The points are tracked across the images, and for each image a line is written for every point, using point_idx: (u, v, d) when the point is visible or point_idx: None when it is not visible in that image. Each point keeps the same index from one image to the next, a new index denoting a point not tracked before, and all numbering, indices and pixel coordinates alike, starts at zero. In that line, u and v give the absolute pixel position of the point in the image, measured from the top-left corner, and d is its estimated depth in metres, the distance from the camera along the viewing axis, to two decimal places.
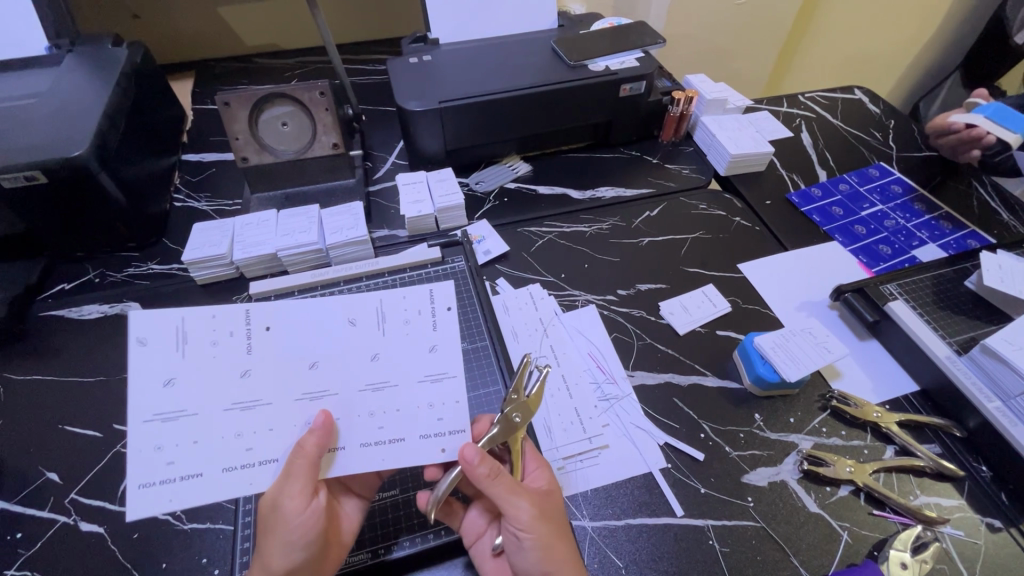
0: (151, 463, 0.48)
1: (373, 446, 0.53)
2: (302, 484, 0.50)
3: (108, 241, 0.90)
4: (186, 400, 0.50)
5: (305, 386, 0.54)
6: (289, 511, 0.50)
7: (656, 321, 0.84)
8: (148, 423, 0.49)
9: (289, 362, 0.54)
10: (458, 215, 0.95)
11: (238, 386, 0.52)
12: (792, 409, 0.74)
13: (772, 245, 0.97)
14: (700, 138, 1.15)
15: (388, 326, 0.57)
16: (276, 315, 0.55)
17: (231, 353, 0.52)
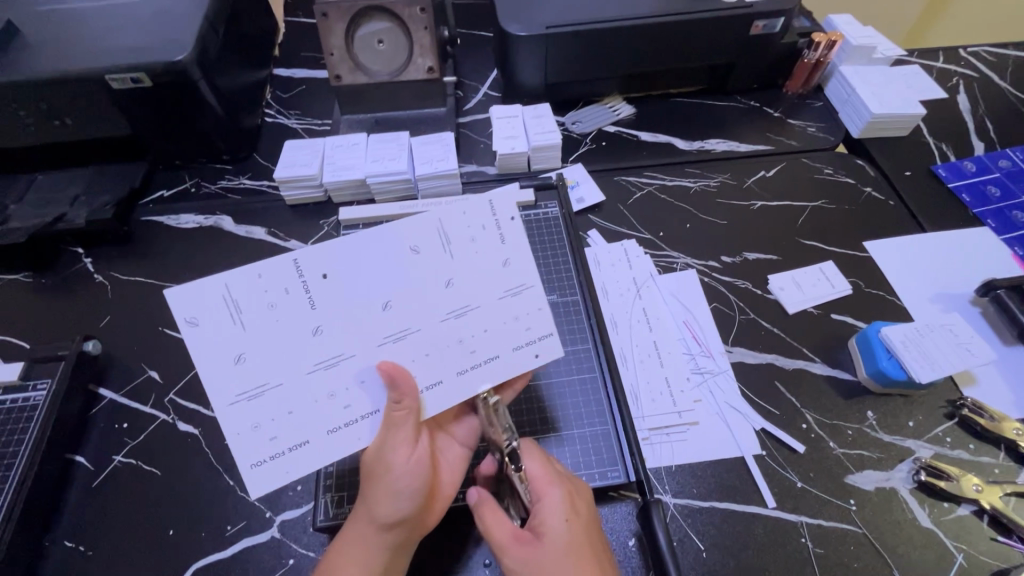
0: (254, 441, 0.47)
1: (469, 373, 0.52)
2: (407, 432, 0.48)
3: (205, 152, 0.91)
4: (264, 372, 0.47)
5: (384, 329, 0.49)
6: (394, 460, 0.49)
7: (763, 296, 0.76)
8: (236, 405, 0.47)
9: (360, 308, 0.49)
10: (552, 155, 0.87)
11: (314, 343, 0.48)
12: (912, 412, 0.66)
13: (908, 223, 0.84)
14: (833, 92, 0.99)
15: (455, 248, 0.51)
16: (328, 259, 0.48)
17: (295, 313, 0.47)
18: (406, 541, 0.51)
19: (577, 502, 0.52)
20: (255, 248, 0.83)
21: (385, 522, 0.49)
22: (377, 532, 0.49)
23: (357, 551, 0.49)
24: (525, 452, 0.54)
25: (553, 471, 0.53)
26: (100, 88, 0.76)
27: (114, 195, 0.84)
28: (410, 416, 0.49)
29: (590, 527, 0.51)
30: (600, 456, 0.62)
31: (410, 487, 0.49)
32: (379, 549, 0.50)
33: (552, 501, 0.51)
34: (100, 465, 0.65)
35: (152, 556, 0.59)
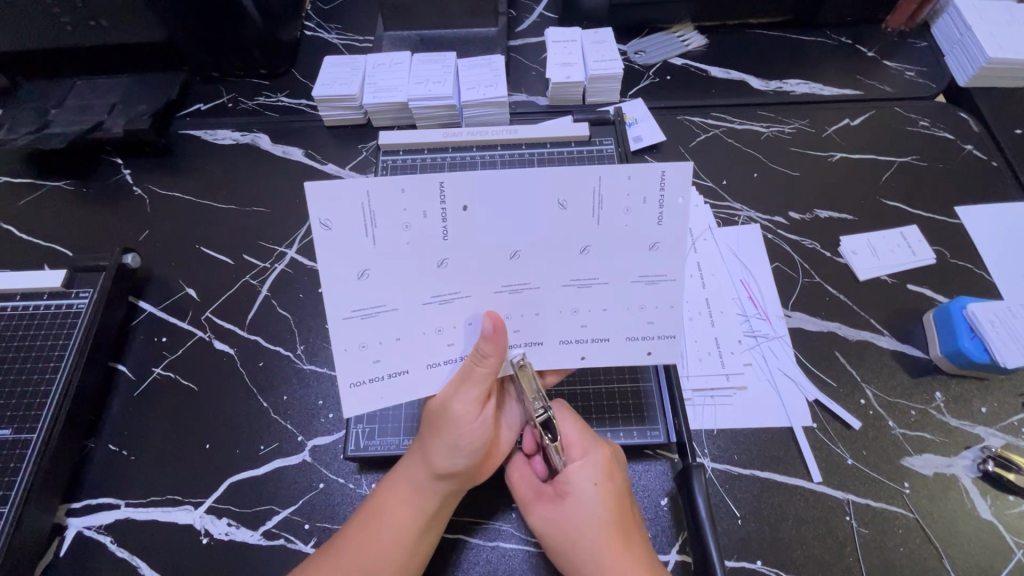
0: (357, 359, 0.44)
1: (574, 344, 0.48)
2: (478, 390, 0.47)
3: (243, 64, 0.86)
4: (381, 292, 0.44)
5: (505, 280, 0.45)
6: (461, 415, 0.47)
7: (832, 260, 0.69)
8: (348, 319, 0.44)
9: (487, 251, 0.44)
10: (611, 88, 0.80)
11: (436, 277, 0.44)
12: (986, 398, 0.60)
13: (1010, 188, 0.74)
14: (943, 31, 0.86)
15: (605, 215, 0.44)
16: (473, 190, 0.42)
17: (425, 240, 0.43)
18: (458, 491, 0.51)
19: (613, 469, 0.49)
20: (291, 169, 0.80)
21: (442, 471, 0.49)
22: (433, 479, 0.49)
23: (410, 495, 0.49)
24: (559, 415, 0.53)
25: (589, 436, 0.51)
26: None
27: (151, 105, 0.81)
28: (486, 376, 0.46)
29: (623, 496, 0.49)
30: (640, 413, 0.59)
31: (472, 441, 0.48)
32: (432, 497, 0.49)
33: (583, 466, 0.49)
34: (141, 376, 0.66)
35: (189, 466, 0.60)
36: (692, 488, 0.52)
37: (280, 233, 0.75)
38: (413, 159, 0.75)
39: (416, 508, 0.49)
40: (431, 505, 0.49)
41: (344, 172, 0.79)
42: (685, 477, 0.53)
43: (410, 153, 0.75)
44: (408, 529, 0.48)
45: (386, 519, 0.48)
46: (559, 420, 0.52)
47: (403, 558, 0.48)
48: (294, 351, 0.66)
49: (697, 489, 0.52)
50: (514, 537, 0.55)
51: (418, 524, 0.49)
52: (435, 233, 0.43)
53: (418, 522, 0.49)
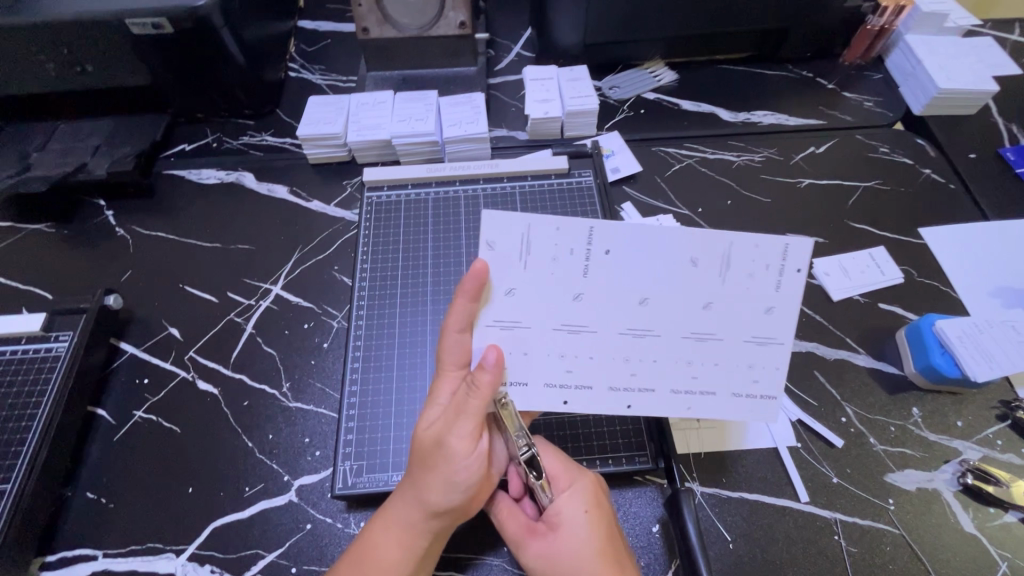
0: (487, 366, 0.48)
1: (683, 394, 0.49)
2: (473, 424, 0.46)
3: (227, 104, 0.88)
4: (521, 312, 0.48)
5: (630, 320, 0.48)
6: (456, 452, 0.46)
7: (806, 281, 0.72)
8: (490, 330, 0.48)
9: (619, 292, 0.48)
10: (589, 122, 0.83)
11: (566, 307, 0.48)
12: (961, 412, 0.62)
13: (969, 209, 0.78)
14: (897, 64, 0.91)
15: (729, 275, 0.47)
16: (618, 234, 0.47)
17: (564, 273, 0.47)
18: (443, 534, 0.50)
19: (596, 495, 0.50)
20: (276, 207, 0.81)
21: (436, 517, 0.48)
22: (425, 524, 0.48)
23: (401, 538, 0.48)
24: (542, 449, 0.52)
25: (573, 466, 0.52)
26: (121, 33, 0.74)
27: (135, 146, 0.82)
28: (479, 407, 0.46)
29: (612, 526, 0.49)
30: (627, 440, 0.59)
31: (468, 481, 0.47)
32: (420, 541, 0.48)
33: (571, 496, 0.49)
34: (121, 419, 0.64)
35: (171, 511, 0.59)
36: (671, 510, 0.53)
37: (265, 270, 0.75)
38: (397, 195, 0.77)
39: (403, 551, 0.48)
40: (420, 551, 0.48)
41: (329, 208, 0.80)
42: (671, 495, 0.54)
43: (395, 189, 0.78)
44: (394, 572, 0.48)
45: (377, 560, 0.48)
46: (543, 453, 0.52)
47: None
48: (280, 389, 0.66)
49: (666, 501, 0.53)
50: (506, 572, 0.54)
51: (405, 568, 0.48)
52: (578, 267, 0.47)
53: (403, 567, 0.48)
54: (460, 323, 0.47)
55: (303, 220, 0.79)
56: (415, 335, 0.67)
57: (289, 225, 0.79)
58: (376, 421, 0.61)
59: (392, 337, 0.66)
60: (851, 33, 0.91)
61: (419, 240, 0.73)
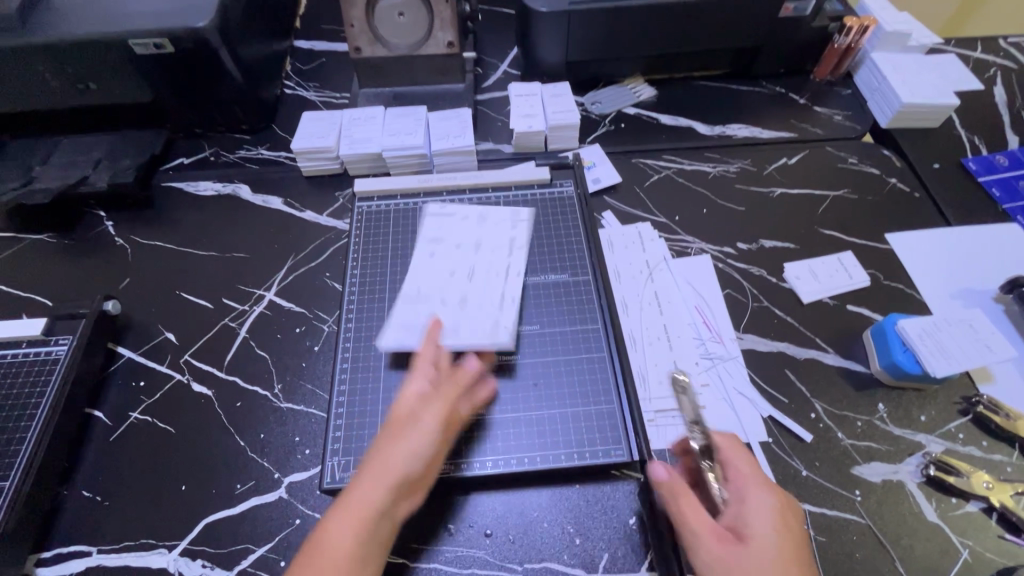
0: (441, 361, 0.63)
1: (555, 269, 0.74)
2: (443, 407, 0.56)
3: (224, 120, 0.92)
4: (421, 326, 0.66)
5: (493, 289, 0.69)
6: (425, 423, 0.54)
7: (777, 285, 0.75)
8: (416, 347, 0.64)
9: (424, 290, 0.69)
10: (571, 136, 0.87)
11: (435, 299, 0.68)
12: (925, 407, 0.65)
13: (933, 215, 0.82)
14: (864, 80, 0.96)
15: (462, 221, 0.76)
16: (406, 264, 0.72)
17: (420, 296, 0.68)
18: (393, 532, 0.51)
19: (786, 515, 0.50)
20: (270, 217, 0.84)
21: (397, 497, 0.51)
22: (384, 507, 0.50)
23: (360, 522, 0.49)
24: (728, 450, 0.54)
25: (760, 476, 0.52)
26: (124, 53, 0.78)
27: (135, 160, 0.85)
28: (451, 395, 0.57)
29: (796, 538, 0.49)
30: (604, 434, 0.61)
31: (428, 453, 0.53)
32: (375, 528, 0.49)
33: (761, 507, 0.50)
34: (117, 420, 0.66)
35: (165, 508, 0.61)
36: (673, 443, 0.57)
37: (259, 277, 0.78)
38: (387, 205, 0.81)
39: (358, 536, 0.48)
40: (373, 539, 0.49)
41: (321, 218, 0.84)
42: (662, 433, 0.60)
43: (384, 200, 0.81)
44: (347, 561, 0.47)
45: (333, 546, 0.47)
46: (732, 458, 0.53)
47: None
48: (272, 390, 0.68)
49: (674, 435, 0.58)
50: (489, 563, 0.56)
51: (357, 555, 0.48)
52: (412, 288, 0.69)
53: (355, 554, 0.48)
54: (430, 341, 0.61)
55: (297, 229, 0.83)
56: None
57: (282, 234, 0.82)
58: (364, 419, 0.64)
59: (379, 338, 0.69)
60: (820, 51, 0.96)
61: (406, 246, 0.77)
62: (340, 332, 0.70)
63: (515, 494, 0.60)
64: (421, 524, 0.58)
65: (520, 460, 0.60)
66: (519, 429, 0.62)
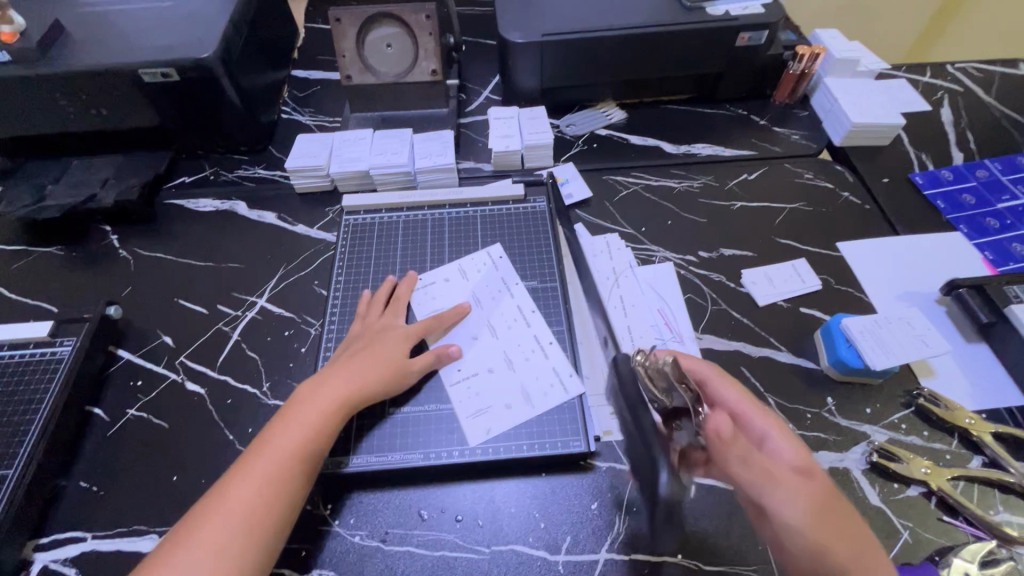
0: (510, 420, 0.67)
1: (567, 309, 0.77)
2: (325, 382, 0.63)
3: (224, 142, 0.99)
4: (484, 395, 0.68)
5: (535, 341, 0.73)
6: (306, 396, 0.62)
7: (736, 289, 0.80)
8: (480, 414, 0.67)
9: (476, 355, 0.72)
10: (545, 155, 0.93)
11: (481, 362, 0.71)
12: (871, 400, 0.70)
13: (883, 225, 0.87)
14: (819, 103, 1.03)
15: (473, 275, 0.80)
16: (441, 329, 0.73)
17: (473, 365, 0.71)
18: (277, 491, 0.56)
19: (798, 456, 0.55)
20: (264, 230, 0.90)
21: (273, 457, 0.57)
22: (278, 469, 0.56)
23: (253, 482, 0.55)
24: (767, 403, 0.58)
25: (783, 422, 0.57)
26: (134, 81, 0.85)
27: (140, 179, 0.92)
28: (339, 371, 0.64)
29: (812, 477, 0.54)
30: (566, 426, 0.66)
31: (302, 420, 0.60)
32: (273, 489, 0.55)
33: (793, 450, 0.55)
34: (114, 417, 0.71)
35: (156, 497, 0.65)
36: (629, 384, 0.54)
37: (252, 285, 0.83)
38: (372, 219, 0.87)
39: (253, 495, 0.55)
40: (275, 499, 0.55)
41: (312, 231, 0.90)
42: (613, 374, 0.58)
43: (371, 214, 0.87)
44: (243, 519, 0.53)
45: (226, 506, 0.54)
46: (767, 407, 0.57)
47: (230, 558, 0.52)
48: (260, 388, 0.73)
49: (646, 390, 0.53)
50: (455, 546, 0.60)
51: (254, 514, 0.54)
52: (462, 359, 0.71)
53: (252, 514, 0.54)
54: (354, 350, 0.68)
55: (289, 241, 0.89)
56: None
57: (275, 246, 0.88)
58: None
59: None
60: (778, 76, 1.03)
61: (391, 257, 0.83)
62: (325, 335, 0.75)
63: (485, 483, 0.64)
64: (398, 510, 0.62)
65: (486, 450, 0.64)
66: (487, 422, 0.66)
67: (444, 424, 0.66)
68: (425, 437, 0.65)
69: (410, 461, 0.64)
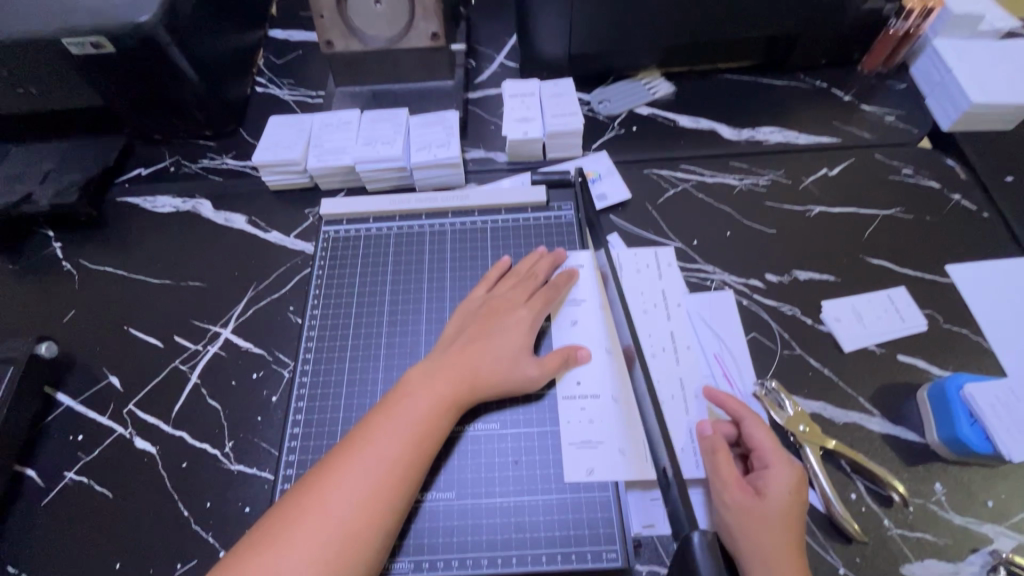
0: (615, 464, 0.53)
1: (722, 348, 0.62)
2: (439, 371, 0.53)
3: (185, 125, 0.82)
4: (595, 428, 0.54)
5: (674, 378, 0.59)
6: (416, 385, 0.52)
7: (814, 329, 0.63)
8: (580, 451, 0.54)
9: (597, 373, 0.58)
10: (573, 143, 0.75)
11: (602, 385, 0.57)
12: (993, 488, 0.54)
13: (1005, 242, 0.68)
14: (923, 73, 0.81)
15: (625, 277, 0.66)
16: (568, 331, 0.60)
17: (587, 387, 0.57)
18: (385, 509, 0.46)
19: (796, 494, 0.48)
20: (231, 238, 0.75)
21: (376, 467, 0.47)
22: (382, 479, 0.46)
23: (350, 496, 0.45)
24: (751, 420, 0.53)
25: (780, 450, 0.51)
26: (61, 53, 0.68)
27: (84, 173, 0.76)
28: (459, 358, 0.54)
29: (796, 530, 0.47)
30: (596, 531, 0.50)
31: (416, 416, 0.50)
32: (376, 510, 0.45)
33: (773, 475, 0.49)
34: (50, 481, 0.59)
35: None
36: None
37: (215, 310, 0.69)
38: (357, 230, 0.70)
39: (352, 506, 0.45)
40: (376, 512, 0.45)
41: (288, 240, 0.74)
42: (682, 569, 0.34)
43: (355, 224, 0.71)
44: (340, 534, 0.44)
45: (319, 515, 0.44)
46: (752, 426, 0.52)
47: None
48: (222, 449, 0.60)
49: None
50: None
51: (355, 531, 0.44)
52: (578, 377, 0.57)
53: (352, 528, 0.44)
54: (471, 332, 0.57)
55: (259, 253, 0.73)
56: (363, 389, 0.60)
57: (243, 259, 0.73)
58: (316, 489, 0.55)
59: (340, 391, 0.60)
60: (872, 38, 0.81)
61: (378, 281, 0.66)
62: (295, 382, 0.61)
63: None
64: None
65: (492, 560, 0.49)
66: (494, 521, 0.51)
67: (438, 521, 0.51)
68: (415, 537, 0.50)
69: (394, 568, 0.49)
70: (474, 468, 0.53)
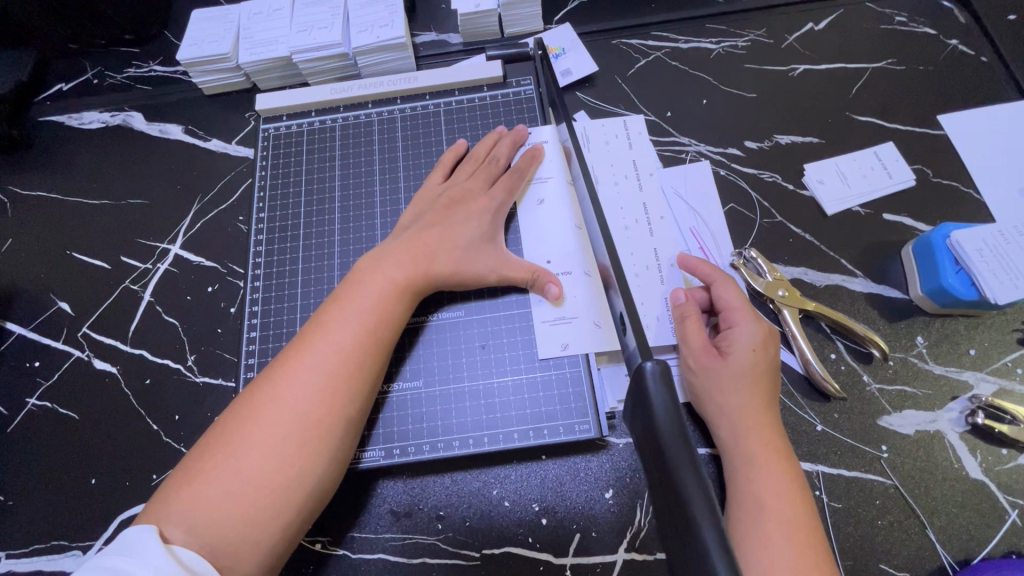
0: (589, 336, 0.51)
1: (697, 216, 0.58)
2: (393, 261, 0.50)
3: (99, 28, 0.73)
4: (567, 304, 0.52)
5: (648, 251, 0.56)
6: (368, 276, 0.49)
7: (795, 194, 0.59)
8: (552, 326, 0.52)
9: (566, 249, 0.55)
10: (532, 13, 0.67)
11: (572, 261, 0.54)
12: (977, 338, 0.52)
13: (1005, 88, 0.63)
14: None
15: (594, 151, 0.62)
16: (535, 210, 0.57)
17: (557, 265, 0.54)
18: (341, 398, 0.44)
19: (765, 349, 0.47)
20: (168, 150, 0.69)
21: (329, 358, 0.45)
22: (338, 369, 0.45)
23: (304, 386, 0.44)
24: (720, 280, 0.51)
25: (750, 307, 0.49)
26: None
27: None
28: (412, 248, 0.51)
29: (764, 382, 0.46)
30: (568, 406, 0.49)
31: (368, 307, 0.47)
32: (332, 399, 0.44)
33: (740, 332, 0.48)
34: (13, 409, 0.57)
35: (74, 505, 0.53)
36: (673, 463, 0.28)
37: (160, 227, 0.65)
38: (299, 125, 0.65)
39: (306, 395, 0.43)
40: (334, 402, 0.44)
41: (229, 146, 0.68)
42: (637, 399, 0.32)
43: (297, 119, 0.65)
44: (298, 423, 0.43)
45: (275, 405, 0.43)
46: (722, 286, 0.50)
47: (289, 468, 0.42)
48: (184, 363, 0.58)
49: (711, 484, 0.28)
50: (428, 547, 0.47)
51: (314, 418, 0.43)
52: (548, 256, 0.55)
53: (310, 418, 0.43)
54: (426, 221, 0.53)
55: (200, 163, 0.67)
56: (321, 290, 0.57)
57: (184, 172, 0.67)
58: None
59: (296, 295, 0.57)
60: None
61: (326, 179, 0.62)
62: (249, 290, 0.58)
63: (470, 475, 0.49)
64: (357, 513, 0.49)
65: (464, 442, 0.49)
66: (464, 405, 0.50)
67: (407, 410, 0.50)
68: (384, 427, 0.50)
69: (365, 457, 0.49)
70: (441, 355, 0.52)
